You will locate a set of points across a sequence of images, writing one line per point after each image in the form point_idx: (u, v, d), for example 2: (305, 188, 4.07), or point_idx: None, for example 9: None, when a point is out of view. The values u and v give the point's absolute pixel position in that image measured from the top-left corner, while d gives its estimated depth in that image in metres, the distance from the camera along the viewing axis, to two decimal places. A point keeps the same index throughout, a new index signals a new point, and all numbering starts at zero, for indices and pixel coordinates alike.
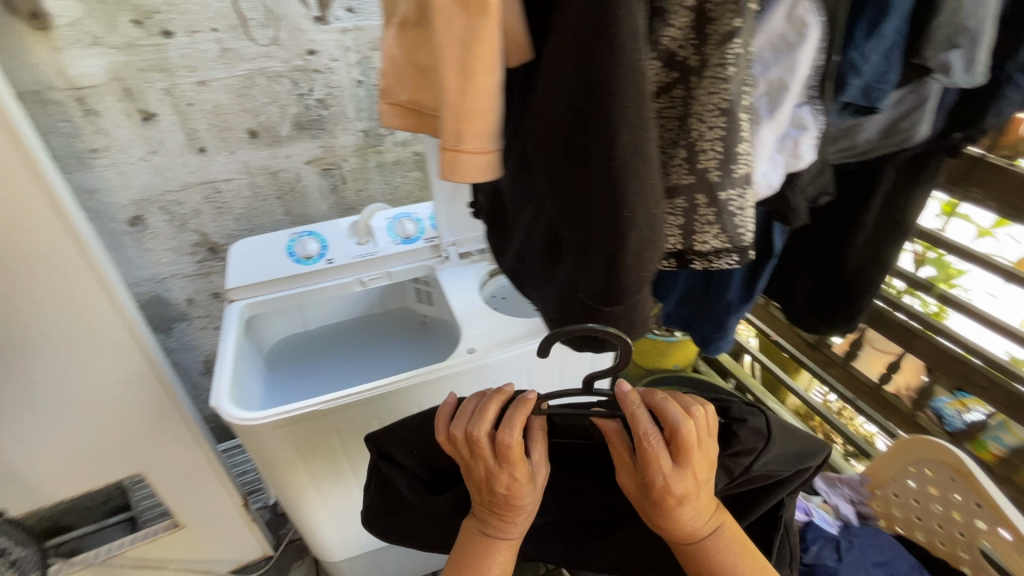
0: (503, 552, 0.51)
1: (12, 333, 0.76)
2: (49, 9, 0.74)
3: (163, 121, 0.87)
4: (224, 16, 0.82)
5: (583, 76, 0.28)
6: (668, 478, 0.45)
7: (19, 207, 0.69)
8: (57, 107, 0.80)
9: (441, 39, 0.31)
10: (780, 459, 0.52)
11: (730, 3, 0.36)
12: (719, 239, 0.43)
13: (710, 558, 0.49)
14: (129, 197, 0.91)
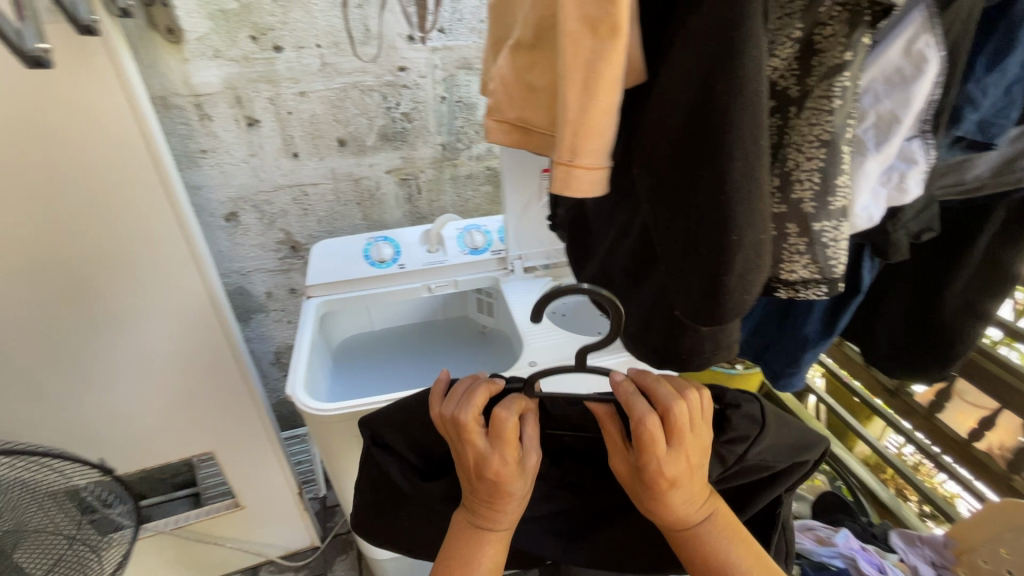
0: (493, 540, 0.49)
1: (122, 310, 0.85)
2: (182, 25, 0.82)
3: (265, 127, 0.94)
4: (328, 34, 0.89)
5: (704, 102, 0.31)
6: (663, 461, 0.43)
7: (142, 198, 0.77)
8: (179, 111, 0.89)
9: (566, 59, 0.34)
10: (773, 446, 0.50)
11: (842, 37, 0.36)
12: (809, 268, 0.42)
13: (709, 551, 0.47)
14: (228, 195, 0.99)
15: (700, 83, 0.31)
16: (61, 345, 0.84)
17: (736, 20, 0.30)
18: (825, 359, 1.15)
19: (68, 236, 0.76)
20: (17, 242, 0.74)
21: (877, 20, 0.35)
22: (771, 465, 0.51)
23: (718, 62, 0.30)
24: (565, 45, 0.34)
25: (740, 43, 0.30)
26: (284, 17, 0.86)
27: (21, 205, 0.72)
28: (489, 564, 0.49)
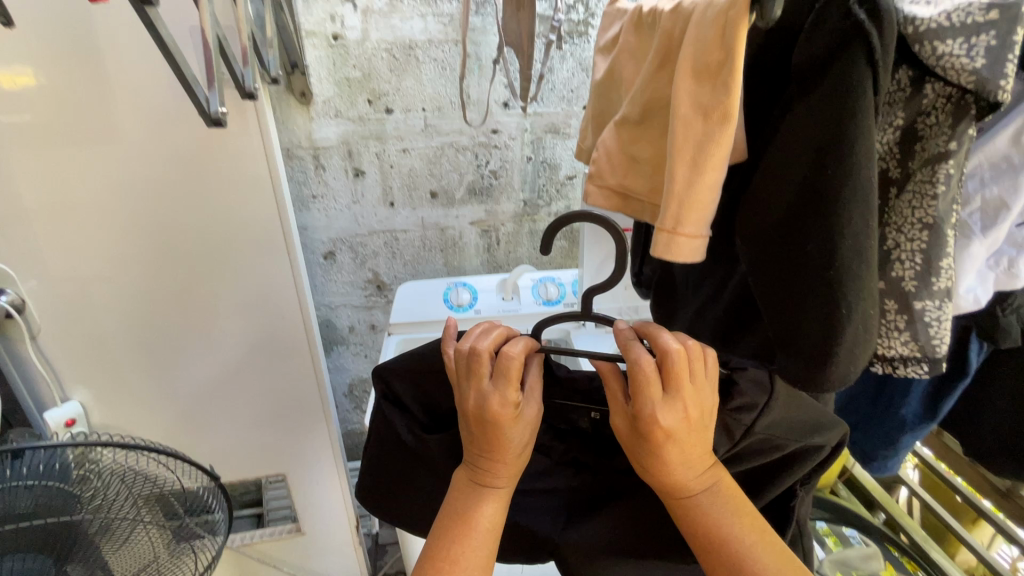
0: (491, 497, 0.50)
1: (228, 331, 0.94)
2: (313, 90, 0.95)
3: (369, 178, 1.04)
4: (434, 99, 0.99)
5: (813, 185, 0.35)
6: (657, 411, 0.42)
7: (261, 233, 0.88)
8: (299, 162, 1.01)
9: (678, 138, 0.39)
10: (783, 423, 0.47)
11: (945, 127, 0.37)
12: (908, 346, 0.40)
13: (712, 525, 0.45)
14: (329, 236, 1.09)
15: (812, 168, 0.35)
16: (175, 357, 0.94)
17: (847, 116, 0.34)
18: (923, 450, 1.05)
19: (198, 261, 0.88)
20: (158, 264, 0.86)
21: (983, 113, 0.36)
22: (782, 444, 0.48)
23: (828, 151, 0.34)
24: (677, 129, 0.39)
25: (850, 136, 0.34)
26: (398, 84, 0.97)
27: (167, 231, 0.84)
28: (485, 523, 0.49)
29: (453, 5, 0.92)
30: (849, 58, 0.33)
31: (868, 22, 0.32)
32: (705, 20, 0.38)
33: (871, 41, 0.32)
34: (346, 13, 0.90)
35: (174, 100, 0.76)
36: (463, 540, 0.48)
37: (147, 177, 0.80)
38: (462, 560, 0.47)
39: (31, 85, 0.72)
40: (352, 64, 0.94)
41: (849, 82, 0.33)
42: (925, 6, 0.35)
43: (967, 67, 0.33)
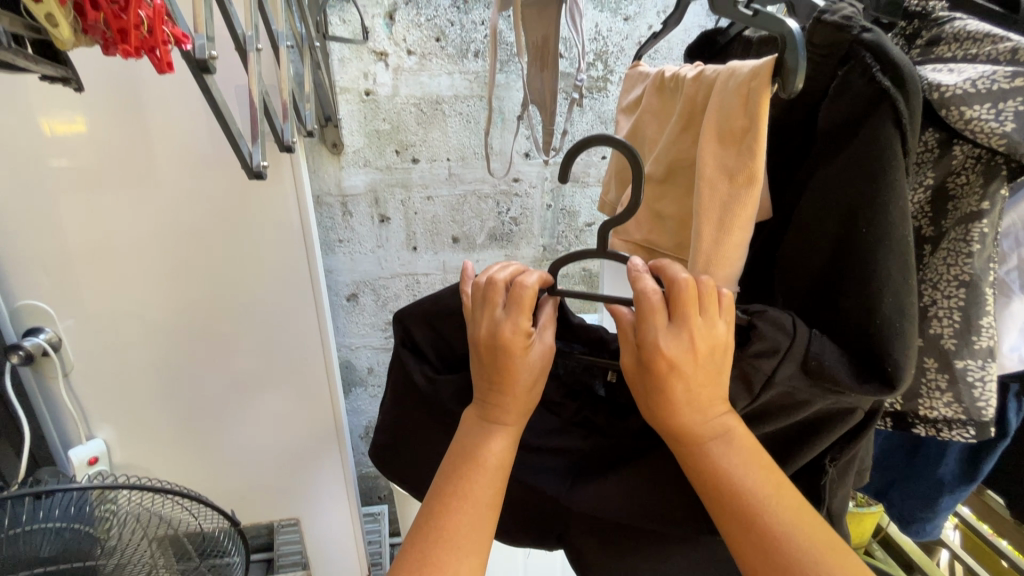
0: (500, 433, 0.49)
1: (253, 372, 0.96)
2: (344, 140, 0.99)
3: (393, 224, 1.08)
4: (458, 150, 1.03)
5: (849, 236, 0.39)
6: (661, 338, 0.40)
7: (289, 275, 0.90)
8: (328, 208, 1.04)
9: (703, 198, 0.42)
10: (811, 378, 0.41)
11: (976, 189, 0.41)
12: (951, 407, 0.44)
13: (723, 473, 0.41)
14: (352, 278, 1.11)
15: (848, 220, 0.39)
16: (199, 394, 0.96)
17: (880, 177, 0.37)
18: (960, 511, 1.01)
19: (228, 300, 0.90)
20: (188, 301, 0.89)
21: (1013, 173, 0.40)
22: (809, 401, 0.43)
23: (862, 207, 0.38)
24: (702, 191, 0.42)
25: (885, 194, 0.37)
26: (425, 136, 1.01)
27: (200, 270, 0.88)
28: (493, 460, 0.48)
29: (480, 63, 0.98)
30: (875, 122, 0.37)
31: (894, 91, 0.36)
32: (729, 89, 0.41)
33: (899, 107, 0.35)
34: (379, 70, 0.95)
35: (214, 149, 0.81)
36: (467, 481, 0.46)
37: (184, 219, 0.84)
38: (464, 500, 0.45)
39: (82, 133, 0.76)
40: (382, 117, 0.98)
41: (878, 146, 0.36)
42: (949, 72, 0.38)
43: (996, 130, 0.35)
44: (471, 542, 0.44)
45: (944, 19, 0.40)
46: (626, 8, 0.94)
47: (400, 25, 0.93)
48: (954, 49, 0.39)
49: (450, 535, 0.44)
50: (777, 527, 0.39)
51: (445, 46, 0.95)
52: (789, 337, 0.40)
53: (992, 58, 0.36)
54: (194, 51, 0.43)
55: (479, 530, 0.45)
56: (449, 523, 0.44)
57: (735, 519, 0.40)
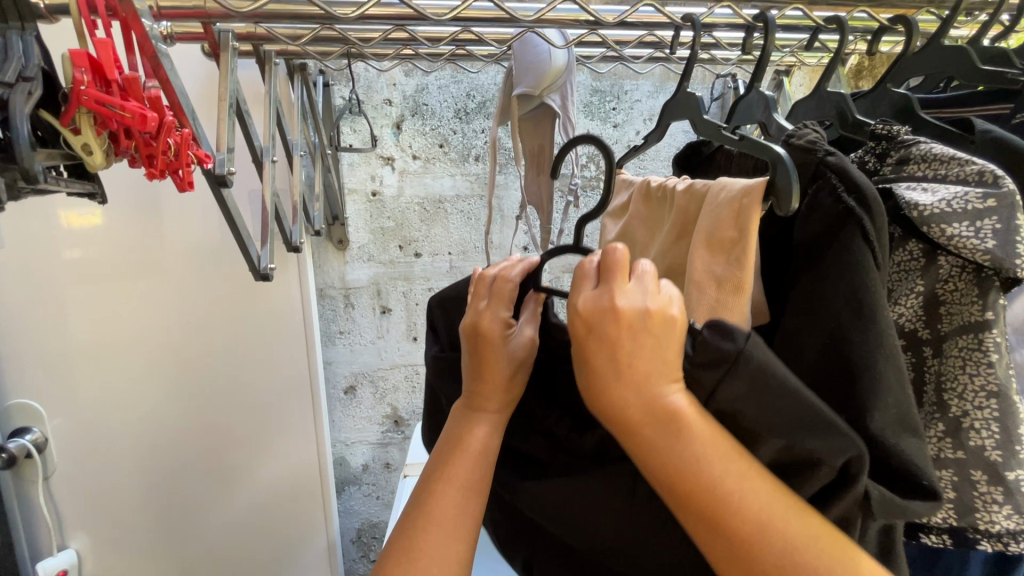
0: (482, 423, 0.45)
1: (243, 463, 0.94)
2: (350, 237, 1.02)
3: (394, 315, 1.09)
4: (459, 245, 1.08)
5: (839, 356, 0.36)
6: (576, 295, 0.36)
7: (287, 362, 0.92)
8: (330, 301, 1.05)
9: (694, 304, 0.42)
10: (763, 402, 0.34)
11: (972, 298, 0.40)
12: (1014, 521, 0.40)
13: (679, 464, 0.34)
14: (351, 370, 1.10)
15: (832, 340, 0.36)
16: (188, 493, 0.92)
17: (861, 296, 0.35)
18: None
19: (226, 388, 0.90)
20: (184, 390, 0.88)
21: (1006, 286, 0.38)
22: (759, 436, 0.35)
23: (848, 326, 0.35)
24: (692, 294, 0.42)
25: (871, 312, 0.35)
26: (427, 232, 1.06)
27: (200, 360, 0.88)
28: (474, 449, 0.43)
29: (480, 166, 1.04)
30: (845, 238, 0.36)
31: (858, 209, 0.36)
32: (724, 201, 0.42)
33: (864, 223, 0.35)
34: (385, 173, 1.01)
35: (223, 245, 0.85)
36: (445, 474, 0.42)
37: (188, 311, 0.86)
38: (444, 494, 0.41)
39: (96, 226, 0.79)
40: (387, 216, 1.03)
41: (849, 264, 0.36)
42: (922, 191, 0.37)
43: (979, 247, 0.35)
44: (452, 537, 0.40)
45: (910, 141, 0.40)
46: (615, 117, 1.02)
47: (406, 133, 1.00)
48: (924, 168, 0.39)
49: (428, 532, 0.40)
50: (757, 522, 0.33)
51: (449, 151, 1.02)
52: (735, 347, 0.34)
53: (961, 178, 0.36)
54: (214, 168, 0.46)
55: (458, 521, 0.41)
56: (429, 516, 0.40)
57: (701, 515, 0.34)
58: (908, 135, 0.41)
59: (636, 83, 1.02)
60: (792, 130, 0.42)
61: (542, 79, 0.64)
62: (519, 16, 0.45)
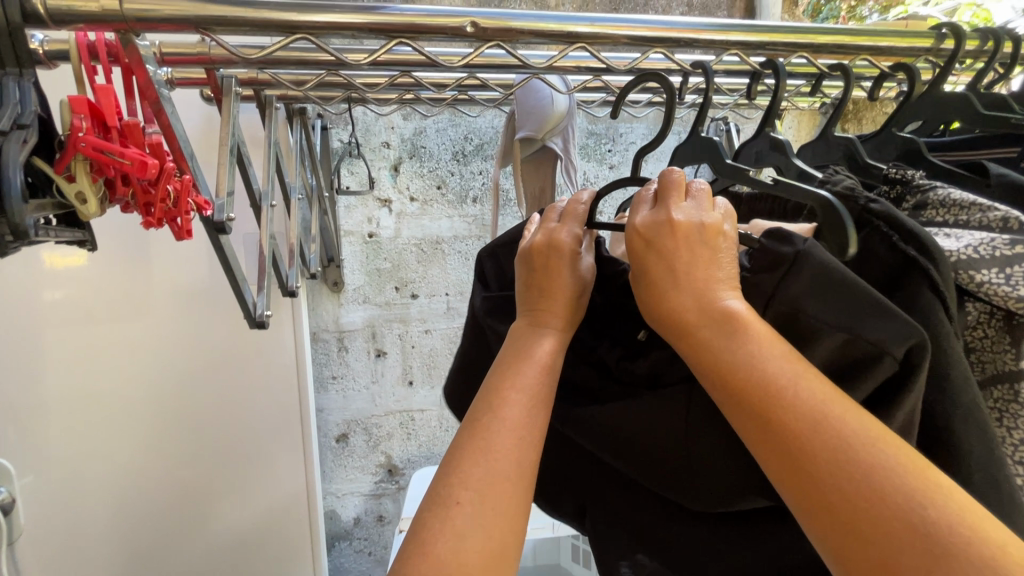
0: (548, 336, 0.41)
1: (223, 507, 0.89)
2: (345, 279, 1.00)
3: (390, 358, 1.05)
4: (457, 285, 1.06)
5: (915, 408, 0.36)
6: (635, 215, 0.38)
7: (277, 407, 0.89)
8: (324, 344, 1.02)
9: None
10: (827, 301, 0.33)
11: (1005, 348, 0.39)
12: None
13: (732, 356, 0.33)
14: (343, 417, 1.06)
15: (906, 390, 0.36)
16: (166, 541, 0.87)
17: (937, 350, 0.34)
18: None
19: (211, 435, 0.86)
20: (168, 440, 0.84)
21: None
22: (820, 336, 0.34)
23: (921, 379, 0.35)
24: None
25: (947, 366, 0.34)
26: (424, 273, 1.04)
27: (187, 408, 0.84)
28: (542, 361, 0.39)
29: (478, 208, 1.04)
30: (912, 288, 0.34)
31: (921, 258, 0.34)
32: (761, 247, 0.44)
33: (932, 275, 0.34)
34: (382, 215, 1.00)
35: (214, 289, 0.83)
36: (508, 382, 0.38)
37: (175, 357, 0.83)
38: (511, 399, 0.36)
39: (82, 268, 0.77)
40: (384, 257, 1.02)
41: (918, 314, 0.34)
42: (946, 235, 0.37)
43: (1011, 294, 0.34)
44: (524, 445, 0.35)
45: (926, 186, 0.40)
46: (611, 158, 1.04)
47: (404, 175, 1.00)
48: (943, 214, 0.39)
49: (492, 434, 0.35)
50: (809, 413, 0.30)
51: (446, 193, 1.02)
52: (793, 248, 0.34)
53: (985, 224, 0.36)
54: (213, 215, 0.44)
55: (527, 427, 0.36)
56: (497, 418, 0.35)
57: (756, 413, 0.31)
58: (924, 179, 0.41)
59: (631, 126, 1.03)
60: (825, 176, 0.40)
61: (545, 123, 0.65)
62: (531, 63, 0.45)
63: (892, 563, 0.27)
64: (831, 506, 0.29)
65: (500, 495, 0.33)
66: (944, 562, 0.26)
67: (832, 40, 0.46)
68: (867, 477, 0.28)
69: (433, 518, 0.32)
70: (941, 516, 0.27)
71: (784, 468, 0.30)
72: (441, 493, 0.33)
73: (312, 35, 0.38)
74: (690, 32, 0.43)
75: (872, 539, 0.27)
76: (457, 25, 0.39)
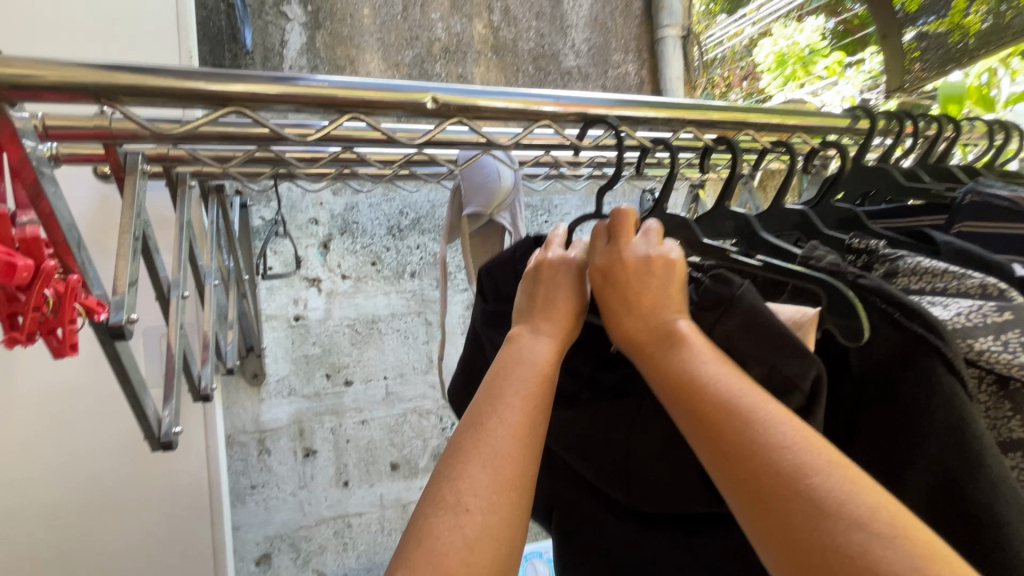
0: (550, 344, 0.36)
1: None
2: (266, 369, 0.88)
3: (321, 457, 0.93)
4: (396, 367, 0.98)
5: (948, 490, 0.33)
6: (593, 253, 0.40)
7: (180, 533, 0.73)
8: (241, 448, 0.87)
9: None
10: (754, 339, 0.35)
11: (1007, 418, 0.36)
12: None
13: (662, 352, 0.34)
14: (265, 532, 0.90)
15: (933, 468, 0.33)
16: None
17: (962, 428, 0.33)
18: None
19: None
20: None
21: None
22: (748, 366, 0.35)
23: (953, 462, 0.33)
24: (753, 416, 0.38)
25: (969, 438, 0.33)
26: (360, 356, 0.95)
27: (54, 552, 0.66)
28: (542, 366, 0.35)
29: (416, 282, 0.99)
30: (923, 367, 0.34)
31: (929, 334, 0.34)
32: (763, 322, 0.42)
33: (944, 351, 0.34)
34: (311, 295, 0.91)
35: (100, 398, 0.68)
36: (509, 385, 0.33)
37: (42, 489, 0.66)
38: (512, 402, 0.32)
39: None
40: (312, 342, 0.92)
41: (938, 391, 0.34)
42: (933, 303, 0.38)
43: (1012, 361, 0.35)
44: (527, 453, 0.30)
45: (893, 255, 0.42)
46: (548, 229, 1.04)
47: (335, 253, 0.93)
48: (916, 281, 0.40)
49: (493, 438, 0.30)
50: (725, 392, 0.30)
51: (381, 269, 0.96)
52: (731, 291, 0.37)
53: (963, 291, 0.38)
54: (108, 317, 0.36)
55: (532, 429, 0.31)
56: (504, 419, 0.31)
57: (680, 399, 0.31)
58: (886, 249, 0.43)
59: (564, 197, 1.06)
60: (805, 252, 0.42)
61: (493, 198, 0.62)
62: (497, 141, 0.43)
63: (785, 529, 0.26)
64: (735, 475, 0.28)
65: (507, 499, 0.28)
66: (822, 522, 0.25)
67: (769, 120, 0.49)
68: (765, 447, 0.27)
69: (440, 527, 0.26)
70: (828, 484, 0.25)
71: (699, 443, 0.30)
72: (444, 498, 0.28)
73: (248, 108, 0.33)
74: (650, 111, 0.43)
75: (768, 504, 0.26)
76: (417, 99, 0.35)
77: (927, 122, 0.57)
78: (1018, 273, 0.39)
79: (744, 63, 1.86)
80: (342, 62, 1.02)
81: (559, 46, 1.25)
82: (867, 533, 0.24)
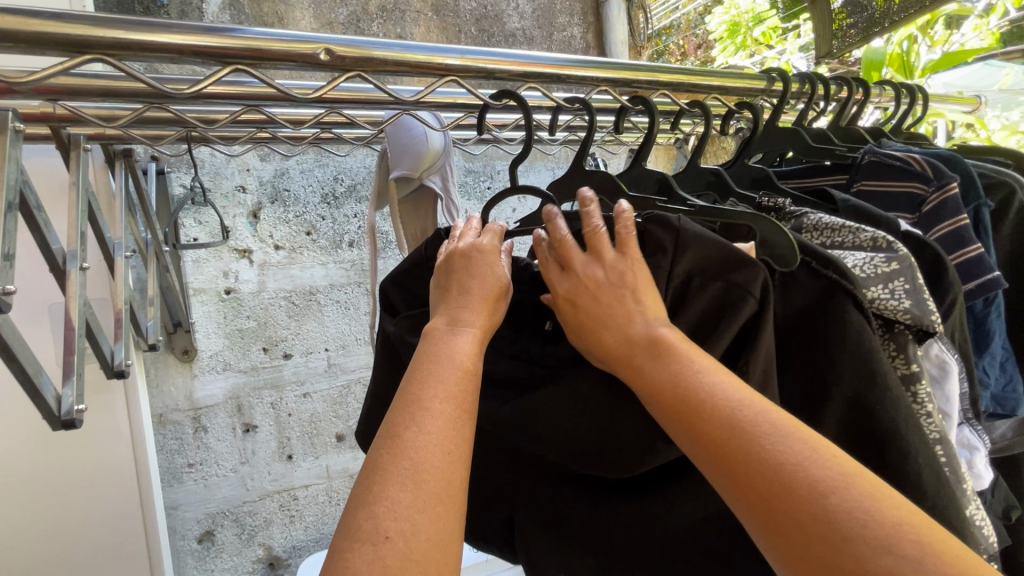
0: (468, 335, 0.36)
1: None
2: (198, 345, 0.85)
3: (262, 432, 0.91)
4: (337, 338, 0.96)
5: (861, 414, 0.36)
6: (552, 285, 0.41)
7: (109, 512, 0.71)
8: (174, 426, 0.84)
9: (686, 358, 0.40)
10: (709, 263, 0.38)
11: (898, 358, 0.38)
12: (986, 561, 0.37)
13: (653, 367, 0.34)
14: (206, 509, 0.88)
15: (848, 397, 0.36)
16: None
17: (871, 359, 0.35)
18: None
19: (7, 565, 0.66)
20: None
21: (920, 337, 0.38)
22: (705, 287, 0.38)
23: (866, 391, 0.35)
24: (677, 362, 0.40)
25: (877, 369, 0.35)
26: (298, 329, 0.93)
27: None
28: (463, 364, 0.35)
29: (355, 252, 0.97)
30: (838, 309, 0.36)
31: (840, 279, 0.36)
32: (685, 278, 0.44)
33: (854, 293, 0.36)
34: (242, 267, 0.87)
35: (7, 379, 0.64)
36: (428, 389, 0.32)
37: None
38: (433, 409, 0.31)
39: None
40: (246, 315, 0.88)
41: (849, 329, 0.36)
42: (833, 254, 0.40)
43: (898, 307, 0.37)
44: (452, 461, 0.30)
45: (797, 212, 0.44)
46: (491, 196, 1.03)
47: (266, 222, 0.89)
48: (818, 235, 0.42)
49: (411, 452, 0.29)
50: (723, 410, 0.30)
51: (317, 239, 0.93)
52: (672, 233, 0.39)
53: (858, 244, 0.40)
54: None
55: (454, 434, 0.31)
56: (422, 428, 0.30)
57: (680, 419, 0.31)
58: (791, 206, 0.46)
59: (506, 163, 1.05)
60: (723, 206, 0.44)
61: (420, 161, 0.60)
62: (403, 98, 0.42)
63: (809, 551, 0.26)
64: (752, 498, 0.28)
65: (434, 520, 0.28)
66: (846, 545, 0.25)
67: (687, 79, 0.49)
68: (777, 467, 0.28)
69: (356, 559, 0.26)
70: (847, 503, 0.26)
71: (709, 468, 0.30)
72: (360, 527, 0.27)
73: (111, 56, 0.30)
74: (562, 69, 0.42)
75: (789, 530, 0.27)
76: (310, 51, 0.33)
77: (839, 85, 0.59)
78: (901, 227, 0.42)
79: (698, 30, 1.85)
80: (269, 18, 0.95)
81: (503, 7, 1.21)
82: (887, 548, 0.25)
